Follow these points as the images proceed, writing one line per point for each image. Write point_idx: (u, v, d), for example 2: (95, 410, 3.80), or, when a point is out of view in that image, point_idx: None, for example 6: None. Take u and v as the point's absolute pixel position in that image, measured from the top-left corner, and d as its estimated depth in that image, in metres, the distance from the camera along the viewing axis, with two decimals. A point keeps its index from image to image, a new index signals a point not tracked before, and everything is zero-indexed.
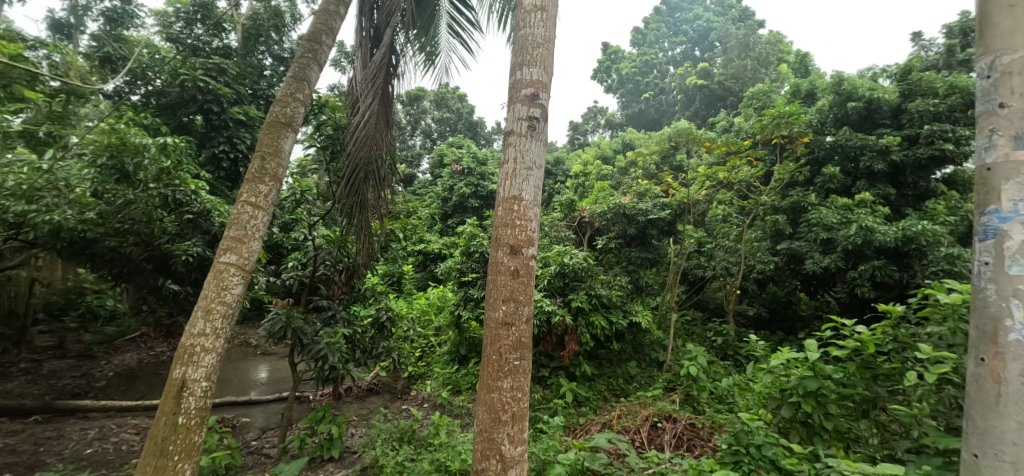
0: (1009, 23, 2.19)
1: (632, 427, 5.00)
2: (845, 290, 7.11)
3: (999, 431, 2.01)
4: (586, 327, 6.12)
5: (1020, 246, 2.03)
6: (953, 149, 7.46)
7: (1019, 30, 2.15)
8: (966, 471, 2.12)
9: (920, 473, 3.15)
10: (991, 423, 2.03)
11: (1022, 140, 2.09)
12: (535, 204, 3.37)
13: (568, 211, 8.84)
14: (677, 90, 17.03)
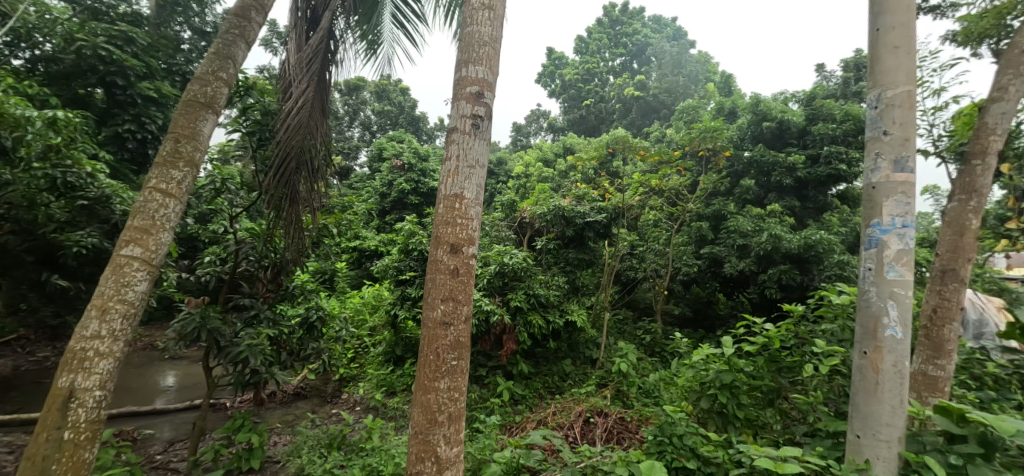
0: (893, 67, 3.14)
1: (566, 424, 5.18)
2: (756, 291, 7.91)
3: (877, 414, 3.04)
4: (524, 326, 6.25)
5: (895, 255, 3.03)
6: (846, 169, 8.50)
7: (899, 73, 3.12)
8: (851, 446, 3.14)
9: (815, 454, 3.56)
10: (872, 408, 3.06)
11: (897, 165, 3.08)
12: (477, 202, 3.34)
13: (508, 211, 8.91)
14: (615, 98, 17.86)
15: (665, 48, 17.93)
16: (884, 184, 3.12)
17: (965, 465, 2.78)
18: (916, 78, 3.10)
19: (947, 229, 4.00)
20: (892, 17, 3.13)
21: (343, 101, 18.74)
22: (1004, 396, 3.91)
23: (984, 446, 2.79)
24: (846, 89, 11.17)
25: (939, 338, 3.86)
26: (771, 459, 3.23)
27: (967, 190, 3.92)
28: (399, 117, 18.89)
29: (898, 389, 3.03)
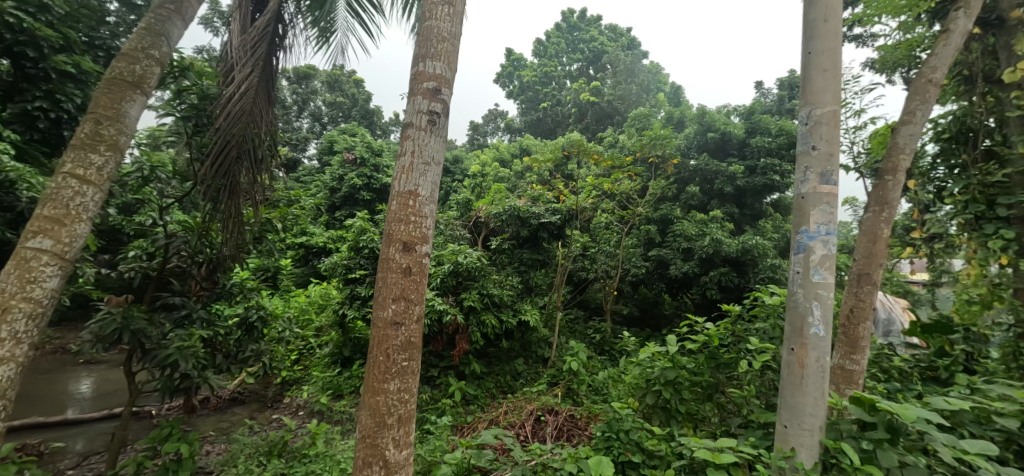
0: (823, 89, 3.42)
1: (517, 423, 5.22)
2: (698, 292, 8.39)
3: (802, 404, 3.32)
4: (477, 326, 6.25)
5: (820, 259, 3.32)
6: (778, 180, 9.28)
7: (827, 95, 3.40)
8: (779, 435, 3.40)
9: (748, 444, 3.81)
10: (798, 399, 3.33)
11: (823, 179, 3.37)
12: (431, 200, 3.27)
13: (463, 210, 8.84)
14: (571, 102, 18.17)
15: (619, 56, 18.12)
16: (813, 195, 3.41)
17: (875, 449, 3.10)
18: (842, 99, 3.40)
19: (863, 238, 4.42)
20: (822, 42, 3.41)
21: (291, 90, 17.79)
22: (906, 387, 4.39)
23: (890, 431, 3.12)
24: (780, 106, 12.44)
25: (855, 336, 4.26)
26: (710, 450, 3.42)
27: (880, 202, 4.36)
28: (352, 110, 18.07)
29: (820, 382, 3.32)
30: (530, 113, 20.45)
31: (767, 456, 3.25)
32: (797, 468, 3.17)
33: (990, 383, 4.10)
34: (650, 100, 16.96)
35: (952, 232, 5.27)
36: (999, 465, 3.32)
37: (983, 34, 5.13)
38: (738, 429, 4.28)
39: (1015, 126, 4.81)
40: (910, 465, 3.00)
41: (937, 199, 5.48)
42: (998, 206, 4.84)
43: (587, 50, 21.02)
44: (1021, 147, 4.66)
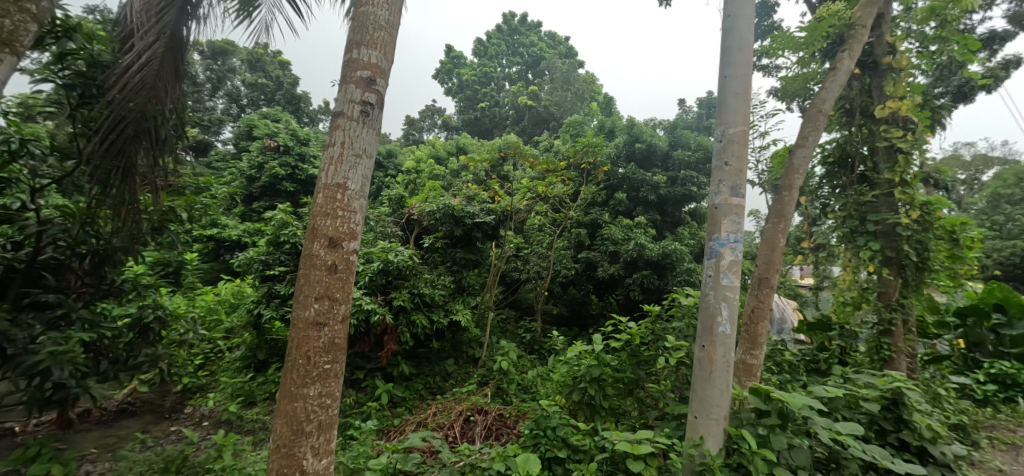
0: (736, 111, 3.75)
1: (445, 424, 5.17)
2: (623, 293, 8.97)
3: (709, 397, 3.62)
4: (407, 327, 6.12)
5: (728, 264, 3.65)
6: (695, 190, 10.17)
7: (740, 116, 3.74)
8: (689, 425, 3.68)
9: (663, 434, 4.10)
10: (707, 393, 3.63)
11: (733, 192, 3.70)
12: (361, 194, 3.11)
13: (395, 206, 8.51)
14: (509, 105, 18.48)
15: (558, 64, 18.74)
16: (724, 206, 3.74)
17: (769, 434, 3.48)
18: (751, 121, 3.78)
19: (763, 246, 4.94)
20: (736, 67, 3.76)
21: (204, 68, 16.27)
22: (793, 378, 4.99)
23: (781, 417, 3.53)
24: (699, 123, 13.76)
25: (754, 333, 4.75)
26: (629, 442, 3.60)
27: (777, 216, 4.90)
28: (277, 93, 16.48)
29: (726, 376, 3.65)
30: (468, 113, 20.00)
31: (680, 445, 3.49)
32: (705, 454, 3.46)
33: (857, 373, 4.81)
34: (584, 108, 17.42)
35: (833, 243, 6.12)
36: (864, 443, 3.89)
37: (861, 75, 6.01)
38: (655, 421, 4.57)
39: (882, 156, 5.74)
40: (798, 446, 3.40)
41: (822, 215, 6.37)
42: (867, 222, 5.72)
43: (528, 54, 21.81)
44: (887, 173, 5.61)
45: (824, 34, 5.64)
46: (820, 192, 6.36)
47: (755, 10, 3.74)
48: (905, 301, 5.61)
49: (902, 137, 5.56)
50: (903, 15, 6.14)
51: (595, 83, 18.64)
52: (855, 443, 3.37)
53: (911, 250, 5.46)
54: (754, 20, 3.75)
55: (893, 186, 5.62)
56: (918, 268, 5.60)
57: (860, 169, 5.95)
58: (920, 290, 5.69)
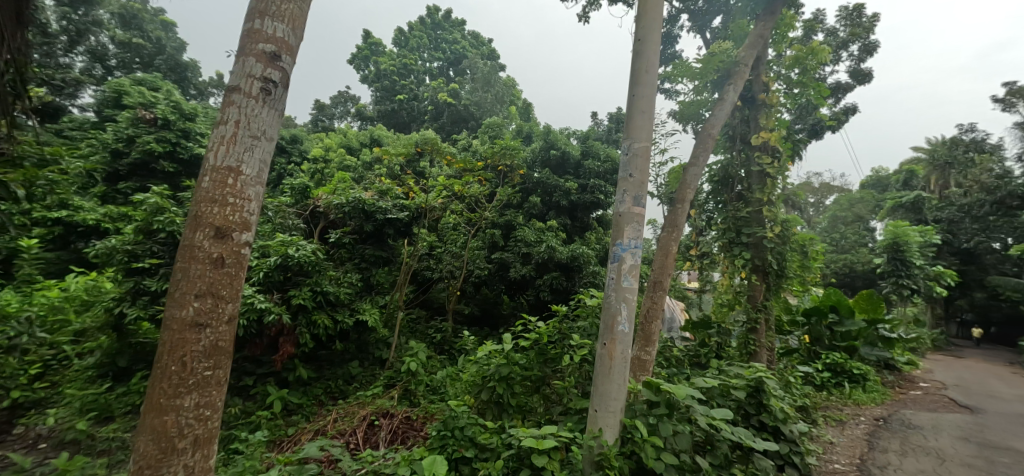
0: (641, 127, 3.97)
1: (347, 430, 4.89)
2: (533, 294, 9.23)
3: (609, 392, 3.77)
4: (306, 327, 5.69)
5: (629, 267, 3.85)
6: (602, 198, 10.84)
7: (644, 132, 3.97)
8: (590, 419, 3.80)
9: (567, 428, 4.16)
10: (606, 387, 3.78)
11: (635, 201, 3.93)
12: (258, 180, 2.78)
13: (299, 198, 7.63)
14: (429, 100, 18.00)
15: (481, 65, 18.76)
16: (627, 213, 3.95)
17: (657, 422, 3.73)
18: (653, 137, 4.02)
19: (658, 253, 5.39)
20: (643, 87, 3.99)
21: (59, 16, 12.75)
22: (679, 372, 5.50)
23: (668, 406, 3.82)
24: (608, 136, 14.81)
25: (648, 332, 5.11)
26: (535, 438, 3.53)
27: (671, 225, 5.37)
28: (159, 59, 14.45)
29: (623, 371, 3.82)
30: (384, 104, 18.95)
31: (580, 438, 3.59)
32: (603, 445, 3.60)
33: (729, 366, 5.46)
34: (503, 111, 17.60)
35: (714, 251, 6.92)
36: (732, 425, 4.42)
37: (742, 107, 6.90)
38: (559, 416, 4.70)
39: (755, 179, 6.63)
40: (681, 432, 3.68)
41: (707, 226, 7.20)
42: (742, 235, 6.56)
43: (450, 51, 21.52)
44: (758, 194, 6.52)
45: (716, 67, 6.39)
46: (706, 206, 7.18)
47: (661, 35, 4.02)
48: (767, 302, 6.54)
49: (770, 164, 6.50)
50: (776, 59, 7.14)
51: (514, 88, 18.99)
52: (727, 427, 3.76)
53: (773, 259, 6.40)
54: (659, 44, 4.03)
55: (762, 204, 6.53)
56: (777, 275, 6.57)
57: (738, 187, 6.82)
58: (777, 293, 6.70)
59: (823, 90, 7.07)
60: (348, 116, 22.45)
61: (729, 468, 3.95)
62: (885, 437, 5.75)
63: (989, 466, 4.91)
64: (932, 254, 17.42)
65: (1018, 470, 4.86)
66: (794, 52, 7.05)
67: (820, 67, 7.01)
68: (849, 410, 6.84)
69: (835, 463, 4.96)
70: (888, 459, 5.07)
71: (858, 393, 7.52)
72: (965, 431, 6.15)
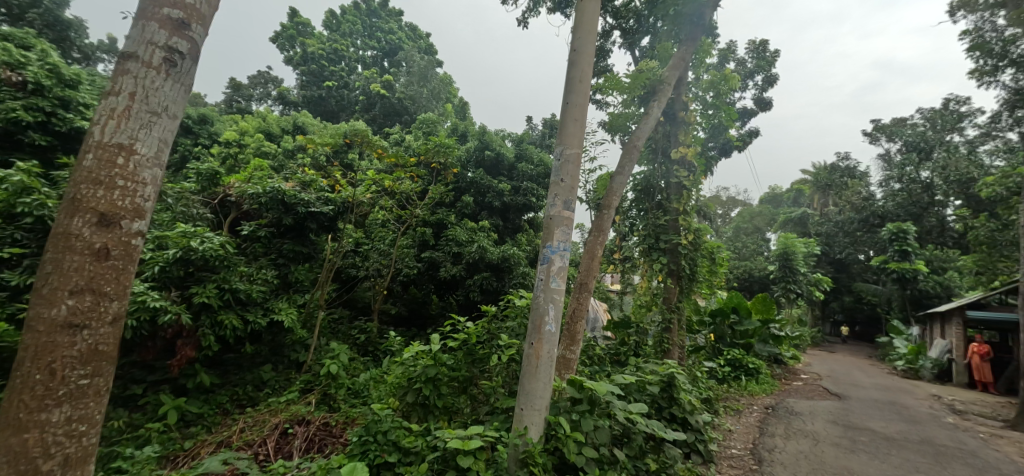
0: (572, 132, 3.89)
1: (256, 440, 4.47)
2: (462, 294, 9.11)
3: (534, 392, 3.58)
4: (210, 328, 5.17)
5: (557, 270, 3.70)
6: (534, 201, 10.98)
7: (576, 136, 3.89)
8: (515, 420, 3.58)
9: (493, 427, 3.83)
10: (532, 388, 3.58)
11: (566, 205, 3.81)
12: (156, 162, 2.42)
13: (207, 184, 6.65)
14: (360, 89, 17.17)
15: (417, 58, 18.32)
16: (557, 217, 3.80)
17: (580, 418, 3.71)
18: (584, 145, 3.95)
19: (585, 256, 5.46)
20: (576, 95, 3.91)
21: None
22: (599, 368, 5.70)
23: (590, 403, 3.83)
24: (542, 141, 15.20)
25: (573, 331, 5.17)
26: (461, 439, 3.30)
27: (597, 229, 5.51)
28: (31, 9, 10.76)
29: (549, 369, 3.65)
30: (311, 89, 17.71)
31: (505, 436, 3.40)
32: (528, 442, 3.40)
33: (647, 363, 5.70)
34: (438, 108, 17.29)
35: (636, 255, 7.25)
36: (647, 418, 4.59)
37: (664, 122, 7.31)
38: (485, 416, 4.31)
39: (673, 190, 7.05)
40: (601, 427, 3.72)
41: (629, 232, 7.53)
42: (660, 241, 6.94)
43: (385, 41, 20.72)
44: (675, 204, 6.97)
45: (643, 84, 6.65)
46: (630, 213, 7.51)
47: (595, 47, 3.97)
48: (680, 304, 6.99)
49: (687, 177, 6.98)
50: (694, 81, 7.66)
51: (451, 85, 18.75)
52: (643, 420, 3.84)
53: (686, 264, 6.87)
54: (592, 56, 3.98)
55: (678, 214, 6.98)
56: (689, 278, 7.05)
57: (658, 197, 7.19)
58: (689, 295, 7.18)
59: (732, 114, 7.84)
60: (268, 99, 20.87)
61: (643, 459, 4.09)
62: (774, 423, 6.36)
63: (855, 445, 5.59)
64: (813, 263, 19.90)
65: (876, 447, 5.58)
66: (709, 76, 7.64)
67: (730, 92, 7.67)
68: (746, 400, 7.51)
69: (733, 448, 5.32)
70: (776, 442, 5.56)
71: (752, 386, 8.31)
72: (836, 415, 6.99)
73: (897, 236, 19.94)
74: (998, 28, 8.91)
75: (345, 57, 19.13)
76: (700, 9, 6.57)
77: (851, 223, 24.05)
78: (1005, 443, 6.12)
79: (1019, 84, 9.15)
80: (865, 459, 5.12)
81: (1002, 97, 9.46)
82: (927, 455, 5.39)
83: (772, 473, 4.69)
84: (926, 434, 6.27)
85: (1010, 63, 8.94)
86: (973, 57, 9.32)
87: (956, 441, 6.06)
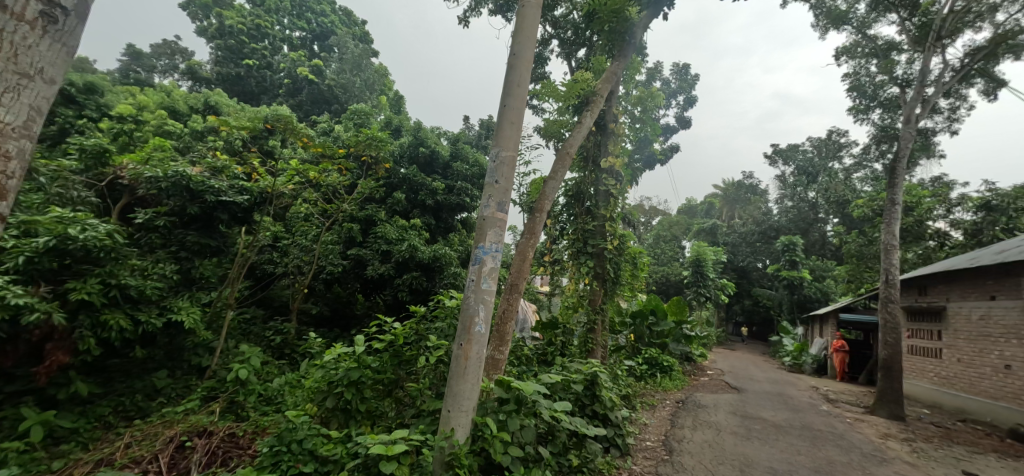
0: (507, 135, 3.78)
1: (145, 457, 3.92)
2: (390, 294, 8.77)
3: (463, 394, 3.41)
4: (91, 329, 4.51)
5: (489, 269, 3.55)
6: (468, 201, 10.82)
7: (511, 139, 3.78)
8: (441, 423, 3.39)
9: (417, 431, 3.52)
10: (460, 389, 3.41)
11: (500, 207, 3.67)
12: (26, 135, 2.03)
13: (92, 163, 5.74)
14: (286, 72, 16.07)
15: (350, 44, 17.55)
16: (490, 218, 3.65)
17: (507, 418, 3.62)
18: (519, 148, 3.86)
19: (516, 258, 5.38)
20: (513, 98, 3.83)
21: None
22: (527, 369, 5.58)
23: (518, 403, 3.71)
24: (478, 142, 15.21)
25: (503, 331, 5.01)
26: (384, 444, 3.07)
27: (529, 232, 5.47)
28: None
29: (478, 371, 3.49)
30: (228, 66, 16.21)
31: (431, 439, 3.19)
32: (455, 445, 3.24)
33: (572, 362, 5.79)
34: (371, 100, 16.65)
35: (565, 258, 7.38)
36: (571, 416, 4.66)
37: (595, 132, 7.59)
38: (411, 420, 3.98)
39: (602, 197, 7.30)
40: (527, 425, 3.67)
41: (559, 236, 7.66)
42: (588, 245, 7.14)
43: (315, 23, 19.54)
44: (603, 210, 7.23)
45: (577, 94, 6.84)
46: (560, 217, 7.63)
47: (534, 53, 3.94)
48: (604, 305, 7.24)
49: (615, 185, 7.28)
50: (624, 96, 7.96)
51: (386, 77, 18.10)
52: (567, 418, 3.83)
53: (610, 268, 7.14)
54: (531, 62, 3.94)
55: (605, 220, 7.23)
56: (614, 282, 7.33)
57: (587, 203, 7.40)
58: (613, 298, 7.44)
59: (656, 128, 8.52)
60: (174, 72, 18.87)
61: (565, 455, 4.14)
62: (684, 416, 6.79)
63: (750, 433, 6.10)
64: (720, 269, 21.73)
65: (766, 433, 6.14)
66: (638, 92, 8.02)
67: (655, 109, 8.17)
68: (660, 396, 7.95)
69: (647, 441, 5.55)
70: (685, 433, 5.92)
71: (666, 382, 8.86)
72: (736, 407, 7.61)
73: (789, 247, 22.36)
74: (870, 74, 10.20)
75: (269, 35, 17.74)
76: (631, 28, 6.80)
77: (752, 234, 26.61)
78: (866, 426, 7.03)
79: (884, 123, 10.62)
80: (757, 445, 5.60)
81: (871, 134, 10.89)
82: (808, 439, 6.02)
83: (681, 462, 4.95)
84: (806, 420, 7.03)
85: (878, 105, 10.37)
86: (851, 96, 10.73)
87: (829, 425, 6.86)
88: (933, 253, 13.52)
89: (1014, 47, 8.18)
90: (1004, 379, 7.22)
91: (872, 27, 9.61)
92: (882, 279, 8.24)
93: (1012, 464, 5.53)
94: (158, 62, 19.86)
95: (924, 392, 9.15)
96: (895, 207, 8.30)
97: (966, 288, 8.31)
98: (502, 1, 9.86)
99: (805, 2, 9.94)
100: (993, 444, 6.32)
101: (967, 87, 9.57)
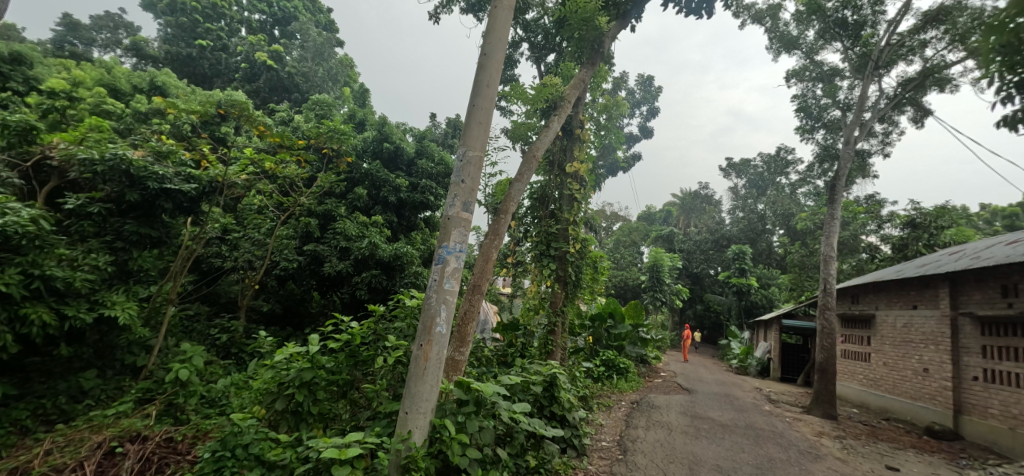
0: (475, 134, 3.69)
1: (68, 466, 3.56)
2: (347, 292, 8.51)
3: (420, 396, 3.28)
4: (8, 325, 4.09)
5: (453, 268, 3.46)
6: (432, 199, 10.63)
7: (478, 139, 3.69)
8: (398, 424, 3.25)
9: (373, 434, 3.34)
10: (418, 390, 3.28)
11: (465, 205, 3.57)
12: None
13: (15, 141, 4.99)
14: (243, 55, 15.19)
15: (313, 33, 17.00)
16: (455, 218, 3.55)
17: (465, 420, 3.51)
18: (486, 149, 3.79)
19: (478, 258, 5.26)
20: (482, 98, 3.75)
21: None
22: (486, 370, 5.46)
23: (477, 404, 3.62)
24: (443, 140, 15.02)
25: (463, 331, 4.87)
26: (337, 448, 2.90)
27: (493, 233, 5.32)
28: None
29: (438, 372, 3.37)
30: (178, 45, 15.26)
31: (387, 442, 3.05)
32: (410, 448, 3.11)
33: (532, 363, 5.76)
34: (333, 90, 16.16)
35: (527, 260, 7.37)
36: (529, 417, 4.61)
37: (561, 137, 7.71)
38: (366, 422, 3.82)
39: (565, 201, 7.34)
40: (486, 427, 3.58)
41: (522, 238, 7.68)
42: (551, 248, 7.17)
43: (278, 7, 18.67)
44: (567, 214, 7.27)
45: (545, 98, 6.87)
46: (524, 219, 7.64)
47: (504, 55, 3.89)
48: (564, 308, 7.28)
49: (578, 190, 7.35)
50: (590, 103, 8.03)
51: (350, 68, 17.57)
52: (525, 419, 3.79)
53: (571, 271, 7.22)
54: (501, 64, 3.88)
55: (568, 224, 7.27)
56: (574, 285, 7.40)
57: (551, 206, 7.45)
58: (573, 300, 7.50)
59: (619, 136, 8.73)
60: (116, 47, 17.55)
61: (522, 456, 4.08)
62: (637, 415, 6.95)
63: (698, 432, 6.30)
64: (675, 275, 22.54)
65: (713, 432, 6.36)
66: (604, 100, 8.10)
67: (620, 117, 8.28)
68: (616, 397, 8.10)
69: (603, 441, 5.60)
70: (638, 433, 6.01)
71: (620, 383, 9.05)
72: (686, 407, 7.84)
73: (739, 255, 23.48)
74: (817, 96, 10.79)
75: (226, 16, 16.81)
76: (601, 37, 6.85)
77: (706, 242, 27.65)
78: (802, 424, 7.42)
79: (827, 143, 11.26)
80: (705, 443, 5.79)
81: (816, 152, 11.51)
82: (750, 436, 6.31)
83: (633, 461, 5.02)
84: (749, 420, 7.33)
85: (822, 125, 10.99)
86: (799, 116, 11.31)
87: (769, 423, 7.19)
88: (866, 266, 14.53)
89: (940, 80, 8.83)
90: (923, 380, 7.74)
91: (818, 53, 10.20)
92: (822, 287, 8.69)
93: (928, 458, 5.96)
94: (98, 35, 18.51)
95: (855, 393, 9.75)
96: (834, 221, 8.81)
97: (893, 297, 8.90)
98: (473, 1, 9.81)
99: (760, 26, 10.43)
100: (913, 440, 6.79)
101: (899, 115, 10.30)
